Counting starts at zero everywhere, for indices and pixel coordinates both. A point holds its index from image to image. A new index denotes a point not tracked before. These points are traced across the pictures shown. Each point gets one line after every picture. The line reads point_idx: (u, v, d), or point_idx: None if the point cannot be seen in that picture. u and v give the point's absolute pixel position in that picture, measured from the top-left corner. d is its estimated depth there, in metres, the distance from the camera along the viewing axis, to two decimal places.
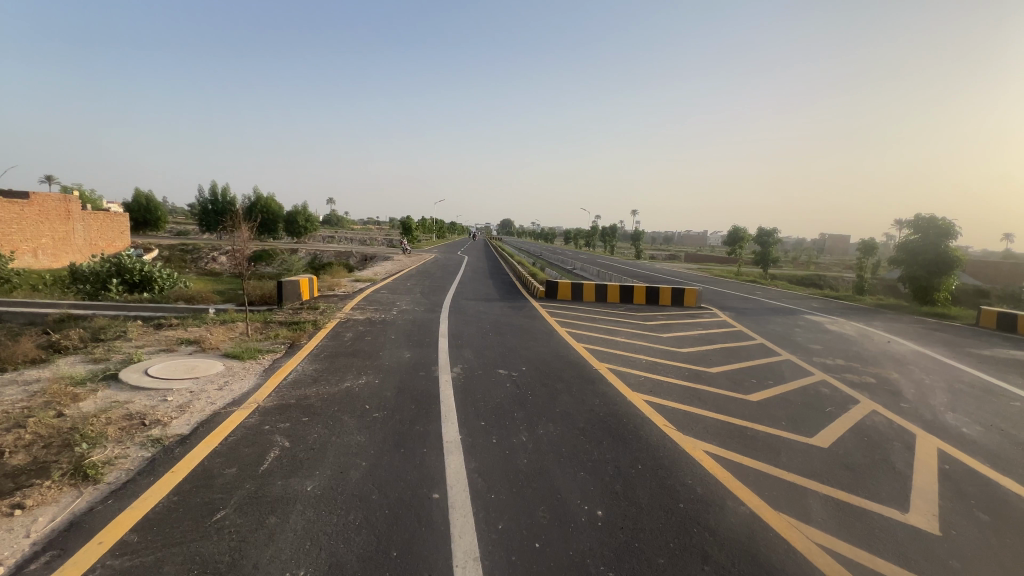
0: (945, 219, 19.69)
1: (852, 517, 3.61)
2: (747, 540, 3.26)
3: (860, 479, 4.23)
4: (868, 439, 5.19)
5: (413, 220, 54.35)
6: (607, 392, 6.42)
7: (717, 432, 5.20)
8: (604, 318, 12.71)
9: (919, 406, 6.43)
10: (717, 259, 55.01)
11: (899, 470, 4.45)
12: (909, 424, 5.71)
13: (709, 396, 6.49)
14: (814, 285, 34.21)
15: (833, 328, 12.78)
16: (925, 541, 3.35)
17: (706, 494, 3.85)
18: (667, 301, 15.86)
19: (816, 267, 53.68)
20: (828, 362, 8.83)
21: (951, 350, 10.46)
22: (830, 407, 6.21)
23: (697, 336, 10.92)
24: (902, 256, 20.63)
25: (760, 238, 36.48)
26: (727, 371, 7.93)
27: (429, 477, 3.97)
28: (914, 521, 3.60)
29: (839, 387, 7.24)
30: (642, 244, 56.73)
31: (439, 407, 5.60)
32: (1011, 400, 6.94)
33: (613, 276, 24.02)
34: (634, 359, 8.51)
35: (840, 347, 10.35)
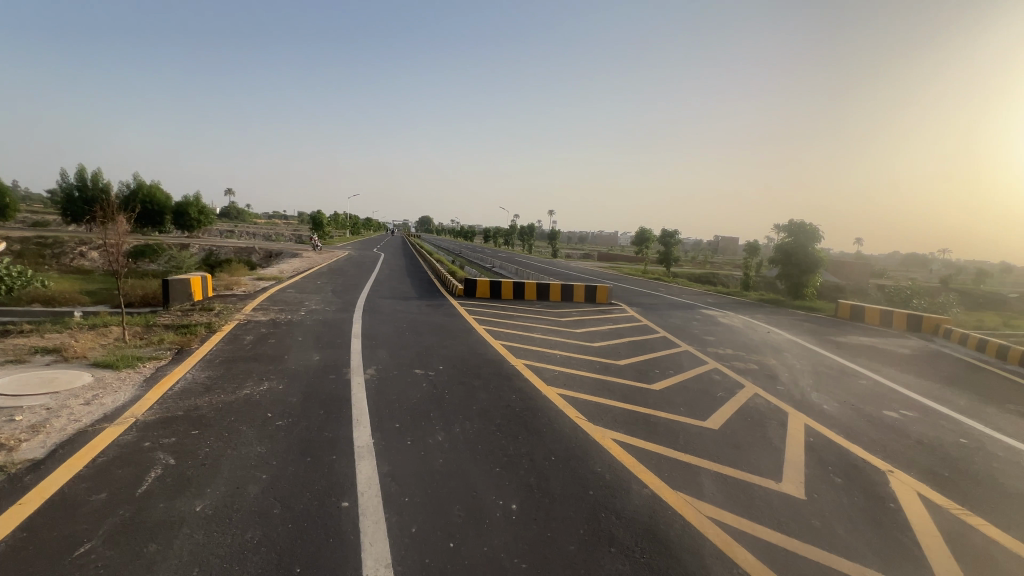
0: (811, 224, 22.70)
1: (737, 490, 4.03)
2: (648, 520, 3.50)
3: (744, 455, 4.74)
4: (751, 419, 5.84)
5: (324, 215, 51.32)
6: (523, 388, 6.54)
7: (624, 421, 5.52)
8: (522, 315, 12.97)
9: (791, 388, 7.37)
10: (626, 258, 58.54)
11: (774, 444, 5.07)
12: (783, 404, 6.52)
13: (618, 387, 6.88)
14: (709, 282, 37.70)
15: (723, 320, 14.20)
16: (793, 505, 3.85)
17: (613, 480, 4.08)
18: (581, 298, 16.57)
19: (710, 265, 59.17)
20: (720, 352, 9.80)
21: (815, 338, 12.14)
22: (720, 392, 6.90)
23: (608, 331, 11.55)
24: (778, 256, 23.38)
25: (664, 239, 39.42)
26: (634, 363, 8.49)
27: (338, 485, 3.78)
28: (786, 488, 4.12)
29: (729, 374, 8.05)
30: (558, 242, 58.57)
31: (351, 411, 5.35)
32: (859, 379, 8.22)
33: (530, 274, 24.56)
34: (549, 354, 8.78)
35: (730, 337, 11.54)
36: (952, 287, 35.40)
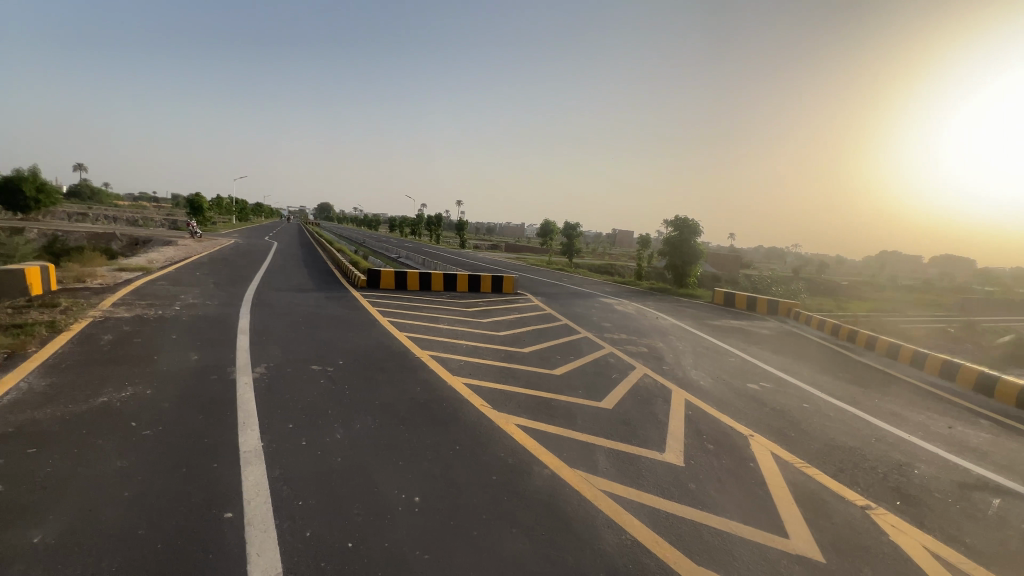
0: (693, 220, 25.17)
1: (628, 463, 4.38)
2: (548, 499, 3.66)
3: (634, 431, 5.16)
4: (641, 397, 6.37)
5: (203, 198, 45.82)
6: (428, 379, 6.45)
7: (527, 406, 5.71)
8: (428, 306, 12.77)
9: (674, 367, 8.16)
10: (532, 249, 60.22)
11: (659, 419, 5.58)
12: (668, 382, 7.20)
13: (522, 374, 7.08)
14: (607, 272, 40.22)
15: (619, 308, 15.25)
16: (674, 472, 4.28)
17: (515, 464, 4.20)
18: (487, 288, 16.74)
19: (608, 256, 63.12)
20: (615, 336, 10.53)
21: (695, 322, 13.54)
22: (615, 374, 7.42)
23: (513, 320, 11.83)
24: (666, 248, 25.61)
25: (566, 231, 41.17)
26: (538, 350, 8.80)
27: (222, 495, 3.44)
28: (668, 457, 4.57)
29: (622, 357, 8.68)
30: (465, 233, 58.41)
31: (237, 414, 4.88)
32: (729, 357, 9.35)
33: (437, 264, 24.21)
34: (456, 344, 8.77)
35: (624, 323, 12.44)
36: (801, 276, 41.58)
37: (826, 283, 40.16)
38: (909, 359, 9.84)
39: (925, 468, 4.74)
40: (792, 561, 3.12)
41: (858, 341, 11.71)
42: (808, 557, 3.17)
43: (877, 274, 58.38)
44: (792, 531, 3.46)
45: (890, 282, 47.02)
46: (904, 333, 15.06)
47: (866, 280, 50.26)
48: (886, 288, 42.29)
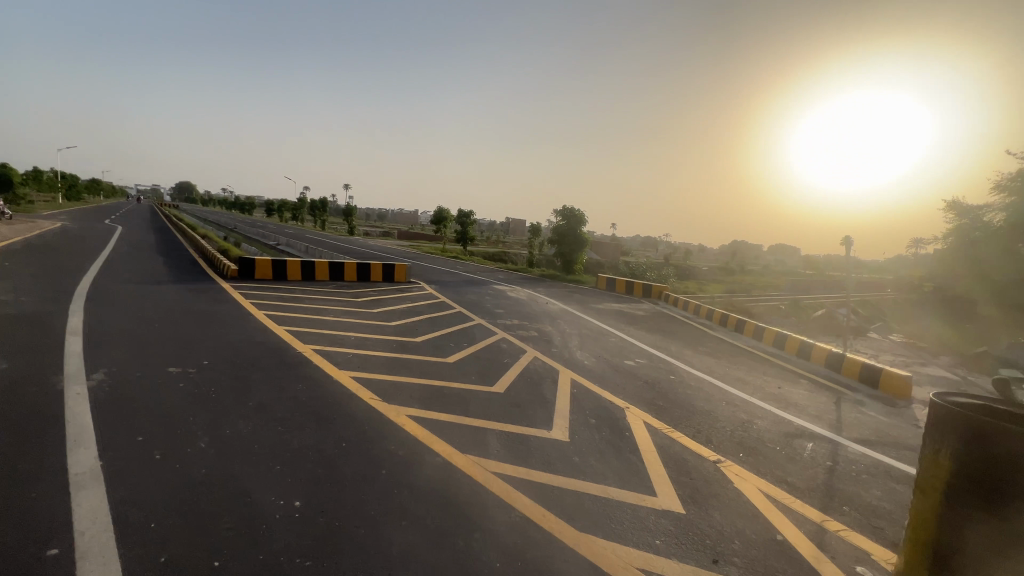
0: (579, 210, 26.64)
1: (517, 443, 4.55)
2: (440, 487, 3.66)
3: (523, 412, 5.36)
4: (531, 380, 6.64)
5: (13, 170, 37.14)
6: (311, 375, 6.01)
7: (419, 396, 5.62)
8: (312, 297, 11.88)
9: (562, 349, 8.64)
10: (426, 237, 59.01)
11: (547, 399, 5.87)
12: (556, 364, 7.60)
13: (414, 364, 6.95)
14: (501, 260, 41.08)
15: (512, 294, 15.64)
16: (560, 448, 4.54)
17: (406, 455, 4.12)
18: (378, 277, 16.05)
19: (502, 244, 64.39)
20: (508, 322, 10.81)
21: (581, 306, 14.41)
22: (507, 359, 7.63)
23: (406, 309, 11.52)
24: (554, 237, 26.87)
25: (460, 219, 41.04)
26: (431, 339, 8.69)
27: (45, 528, 2.87)
28: (555, 434, 4.84)
29: (515, 342, 8.94)
30: (354, 219, 55.28)
31: (65, 431, 4.08)
32: (610, 337, 10.14)
33: (322, 252, 22.58)
34: (343, 336, 8.29)
35: (516, 309, 12.83)
36: (671, 262, 46.51)
37: (690, 268, 45.43)
38: (751, 333, 11.53)
39: (761, 424, 5.62)
40: (659, 516, 3.51)
41: (714, 319, 13.42)
42: (672, 511, 3.58)
43: (730, 261, 67.53)
44: (658, 490, 3.89)
45: (739, 267, 54.75)
46: (749, 310, 17.62)
47: (721, 266, 57.88)
48: (736, 272, 49.06)
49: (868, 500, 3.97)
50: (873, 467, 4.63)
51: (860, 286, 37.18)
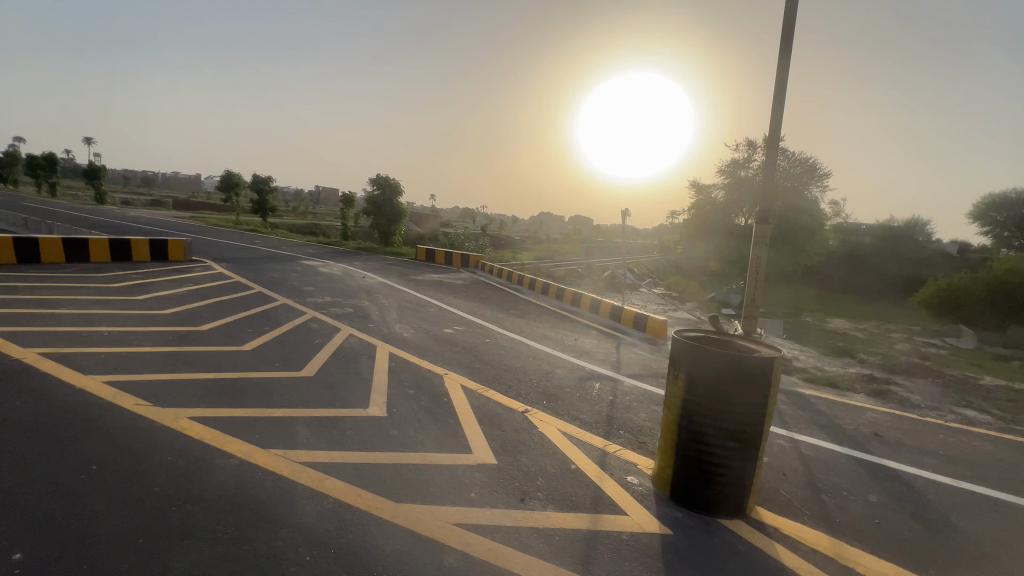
0: (394, 179, 25.66)
1: (329, 427, 4.26)
2: (235, 492, 3.20)
3: (337, 394, 5.04)
4: (345, 359, 6.27)
5: None
6: (38, 387, 4.57)
7: (205, 393, 4.78)
8: (38, 285, 8.95)
9: (380, 324, 8.37)
10: (213, 206, 49.81)
11: (364, 377, 5.63)
12: (373, 339, 7.32)
13: (199, 357, 5.87)
14: (311, 233, 37.44)
15: (323, 270, 14.37)
16: (377, 424, 4.42)
17: (188, 464, 3.49)
18: (144, 256, 12.95)
19: (311, 215, 58.37)
20: (319, 300, 9.94)
21: (400, 278, 14.13)
22: (317, 340, 7.03)
23: (186, 293, 9.60)
24: (370, 207, 25.53)
25: (256, 185, 35.64)
26: (221, 325, 7.45)
27: None
28: (372, 411, 4.69)
29: (327, 320, 8.30)
30: (102, 183, 43.15)
31: None
32: (430, 308, 10.21)
33: (51, 224, 17.05)
34: (91, 332, 6.49)
35: (329, 285, 11.88)
36: (488, 232, 48.88)
37: (505, 238, 48.53)
38: (554, 294, 12.95)
39: (561, 372, 6.41)
40: (474, 470, 3.73)
41: (524, 284, 14.64)
42: (485, 463, 3.84)
43: (538, 231, 74.40)
44: (473, 446, 4.13)
45: (546, 235, 60.66)
46: (554, 274, 19.73)
47: (531, 235, 63.27)
48: (544, 241, 54.22)
49: (636, 421, 4.92)
50: (640, 395, 5.73)
51: (635, 251, 44.95)
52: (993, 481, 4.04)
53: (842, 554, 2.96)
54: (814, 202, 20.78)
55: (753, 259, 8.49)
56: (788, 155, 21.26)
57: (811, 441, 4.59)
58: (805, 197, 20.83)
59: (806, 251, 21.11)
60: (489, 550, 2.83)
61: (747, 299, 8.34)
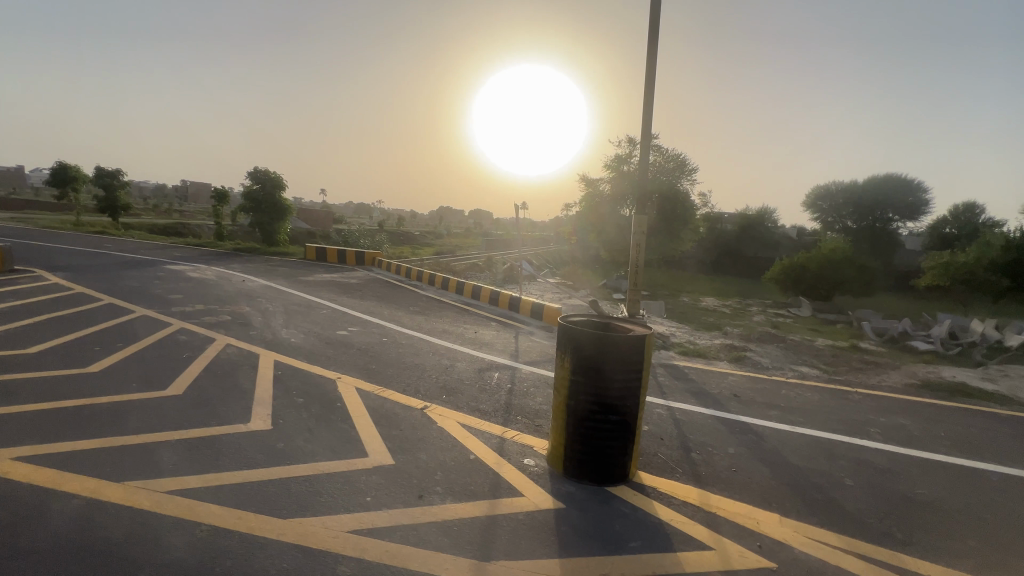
0: (276, 173, 23.54)
1: (203, 449, 3.84)
2: (80, 536, 2.75)
3: (212, 411, 4.54)
4: (221, 371, 5.67)
5: None
6: None
7: (37, 427, 4.02)
8: None
9: (263, 330, 7.68)
10: (43, 205, 41.58)
11: (244, 389, 5.15)
12: (254, 347, 6.70)
13: (26, 385, 4.90)
14: (178, 234, 33.10)
15: (193, 274, 12.76)
16: (260, 438, 4.08)
17: (14, 512, 2.92)
18: None
19: (177, 213, 51.45)
20: (187, 309, 8.84)
21: (287, 280, 13.09)
22: (186, 353, 6.25)
23: (7, 309, 7.93)
24: (248, 203, 23.22)
25: (101, 180, 30.44)
26: (57, 345, 6.29)
27: None
28: (254, 425, 4.31)
29: (198, 330, 7.42)
30: None
31: None
32: (321, 309, 9.61)
33: None
34: None
35: (200, 291, 10.61)
36: (385, 227, 47.11)
37: (404, 233, 47.17)
38: (454, 288, 12.91)
39: (460, 365, 6.44)
40: (370, 473, 3.62)
41: (424, 280, 14.40)
42: (381, 465, 3.75)
43: (438, 225, 73.48)
44: (369, 449, 4.00)
45: (447, 229, 60.13)
46: (454, 269, 19.64)
47: (431, 229, 62.23)
48: (445, 236, 53.55)
49: (532, 406, 5.13)
50: (537, 381, 5.96)
51: (534, 243, 46.31)
52: (819, 423, 4.89)
53: (706, 502, 3.38)
54: (686, 194, 23.13)
55: (636, 247, 9.27)
56: (663, 151, 23.42)
57: (683, 407, 5.16)
58: (679, 189, 23.12)
59: (682, 238, 23.45)
60: (387, 552, 2.77)
61: (632, 283, 9.09)
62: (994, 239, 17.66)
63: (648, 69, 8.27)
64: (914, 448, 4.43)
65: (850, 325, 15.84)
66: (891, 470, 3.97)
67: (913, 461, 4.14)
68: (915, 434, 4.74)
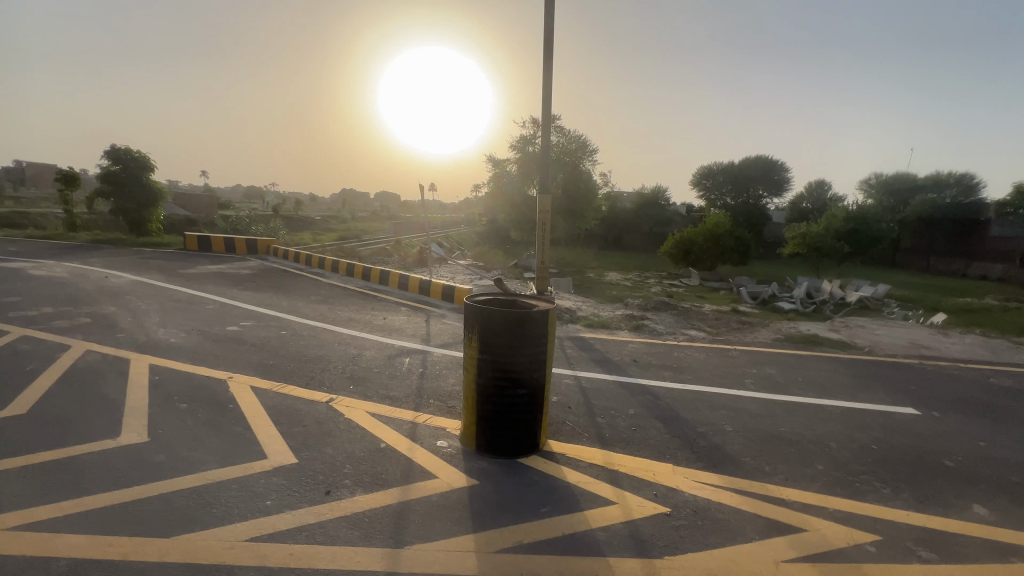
0: (140, 152, 20.52)
1: (59, 473, 3.30)
2: None
3: (69, 429, 3.91)
4: (80, 382, 4.89)
5: None
6: None
7: None
8: None
9: (133, 332, 6.74)
10: None
11: (110, 399, 4.49)
12: (123, 351, 5.86)
13: None
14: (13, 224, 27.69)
15: (37, 272, 10.78)
16: (134, 453, 3.60)
17: None
18: None
19: (9, 200, 42.84)
20: (31, 313, 7.46)
21: (162, 274, 11.57)
22: (30, 365, 5.29)
23: None
24: (107, 187, 20.03)
25: None
26: None
27: None
28: (126, 439, 3.79)
29: (45, 337, 6.29)
30: None
31: None
32: (206, 304, 8.65)
33: None
34: None
35: (49, 291, 9.01)
36: (280, 212, 43.44)
37: (302, 217, 43.88)
38: (360, 275, 12.32)
39: (369, 354, 6.20)
40: (271, 475, 3.37)
41: (326, 267, 13.55)
42: (282, 465, 3.50)
43: (342, 208, 69.29)
44: (269, 450, 3.71)
45: (351, 213, 56.92)
46: (360, 254, 18.73)
47: (333, 213, 58.53)
48: (348, 220, 50.78)
49: (443, 388, 5.10)
50: (449, 362, 5.94)
51: (443, 225, 45.70)
52: (704, 379, 5.47)
53: (610, 461, 3.63)
54: (588, 174, 24.11)
55: (542, 225, 9.49)
56: (565, 133, 24.13)
57: (588, 375, 5.46)
58: (581, 169, 24.03)
59: (585, 216, 24.52)
60: (291, 555, 2.61)
61: (539, 262, 9.33)
62: (838, 211, 20.77)
63: (545, 49, 8.39)
64: (779, 393, 5.12)
65: (731, 291, 17.80)
66: (761, 414, 4.56)
67: (777, 404, 4.80)
68: (780, 381, 5.48)
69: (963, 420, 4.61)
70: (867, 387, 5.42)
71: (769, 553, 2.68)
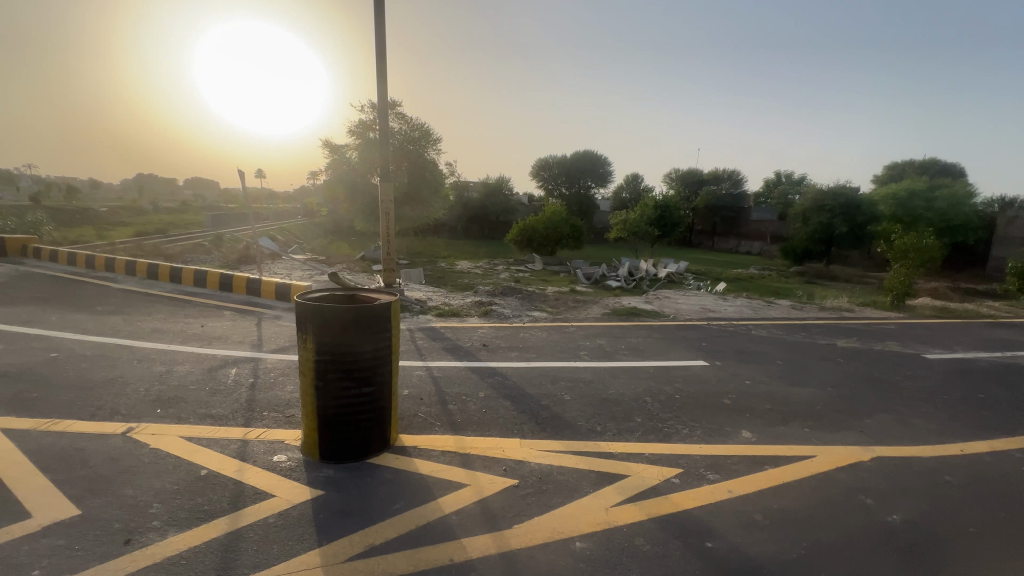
0: None
1: None
2: None
3: None
4: None
5: None
6: None
7: None
8: None
9: None
10: None
11: None
12: None
13: None
14: None
15: None
16: None
17: None
18: None
19: None
20: None
21: None
22: None
23: None
24: None
25: None
26: None
27: None
28: None
29: None
30: None
31: None
32: None
33: None
34: None
35: None
36: (44, 202, 33.97)
37: (79, 207, 34.97)
38: (167, 277, 10.34)
39: (182, 369, 5.25)
40: (40, 537, 2.65)
41: (117, 269, 11.05)
42: (58, 521, 2.78)
43: (138, 195, 57.07)
44: (36, 507, 2.90)
45: (152, 203, 47.33)
46: (166, 252, 15.70)
47: (125, 203, 47.80)
48: (149, 211, 42.14)
49: (279, 397, 4.60)
50: (286, 368, 5.37)
51: (276, 216, 40.97)
52: (547, 356, 5.92)
53: (461, 446, 3.70)
54: (433, 162, 23.87)
55: (386, 215, 9.13)
56: (407, 120, 23.45)
57: (439, 365, 5.48)
58: (426, 157, 23.66)
59: (433, 206, 24.36)
60: None
61: (385, 253, 8.98)
62: (649, 200, 24.34)
63: (376, 30, 7.98)
64: (606, 361, 5.82)
65: (569, 273, 19.58)
66: (593, 381, 5.13)
67: (606, 371, 5.46)
68: (608, 350, 6.22)
69: (735, 366, 5.83)
70: (672, 347, 6.49)
71: (600, 502, 3.05)
